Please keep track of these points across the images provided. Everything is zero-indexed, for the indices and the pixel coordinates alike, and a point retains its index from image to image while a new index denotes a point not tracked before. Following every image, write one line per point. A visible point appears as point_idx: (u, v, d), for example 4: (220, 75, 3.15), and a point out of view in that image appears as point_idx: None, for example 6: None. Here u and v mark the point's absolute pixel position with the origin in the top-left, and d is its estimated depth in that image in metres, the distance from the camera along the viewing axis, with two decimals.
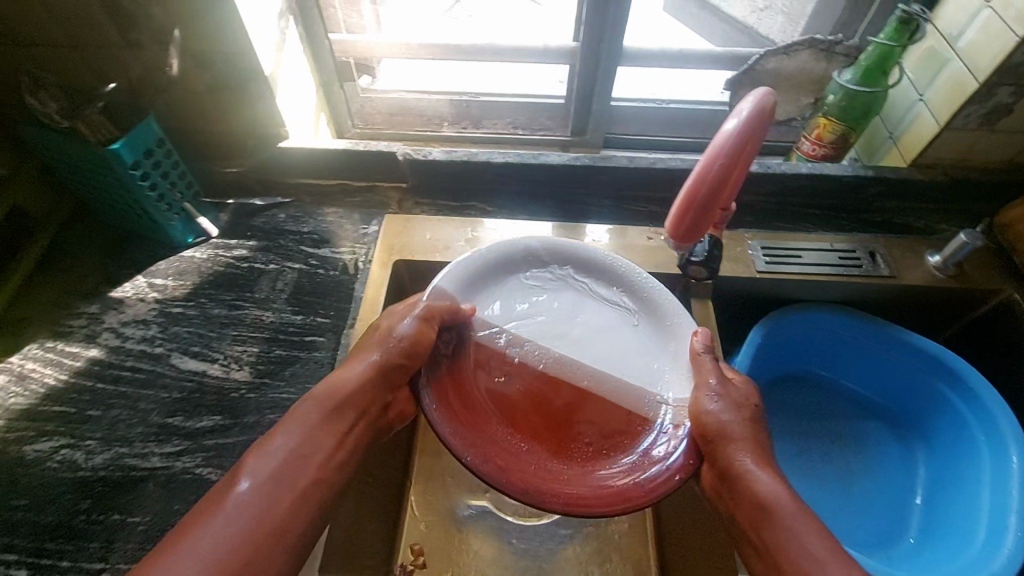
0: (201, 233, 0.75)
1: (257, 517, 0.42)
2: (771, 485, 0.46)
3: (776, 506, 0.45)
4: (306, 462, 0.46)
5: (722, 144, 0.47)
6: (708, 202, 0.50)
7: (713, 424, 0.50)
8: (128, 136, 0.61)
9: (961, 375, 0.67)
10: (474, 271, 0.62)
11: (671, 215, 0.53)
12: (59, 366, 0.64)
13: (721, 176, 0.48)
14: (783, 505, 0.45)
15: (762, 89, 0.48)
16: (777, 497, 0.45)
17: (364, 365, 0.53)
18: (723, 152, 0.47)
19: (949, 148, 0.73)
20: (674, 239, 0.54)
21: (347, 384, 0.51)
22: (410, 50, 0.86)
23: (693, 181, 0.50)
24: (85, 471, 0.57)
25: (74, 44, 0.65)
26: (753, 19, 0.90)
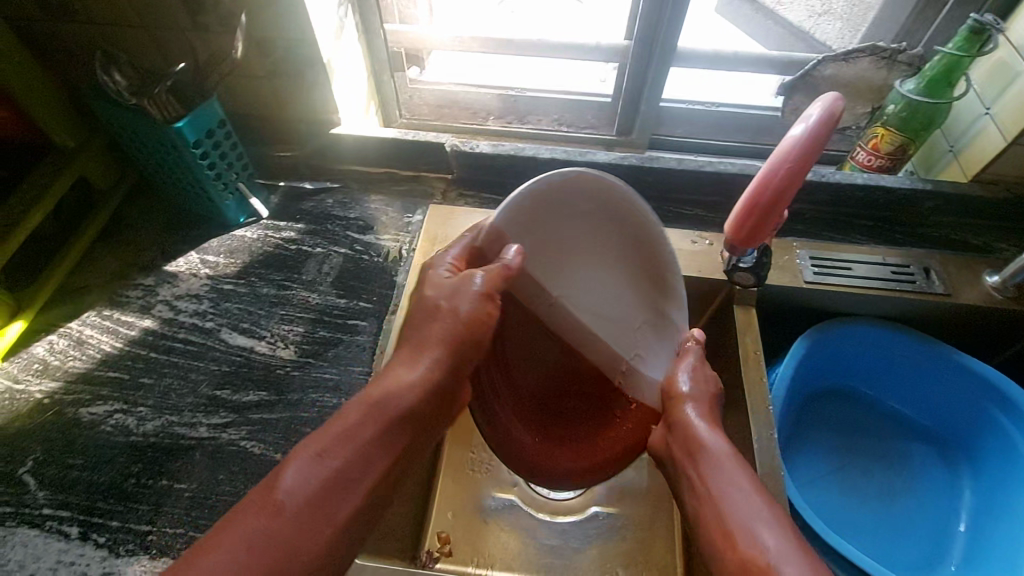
0: (253, 213, 0.77)
1: (284, 543, 0.38)
2: (716, 439, 0.51)
3: (714, 453, 0.50)
4: (351, 485, 0.41)
5: (788, 150, 0.47)
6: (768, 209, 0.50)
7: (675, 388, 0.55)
8: (192, 115, 0.63)
9: (1012, 398, 0.65)
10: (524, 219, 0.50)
11: (729, 222, 0.53)
12: (115, 334, 0.67)
13: (783, 185, 0.48)
14: (720, 454, 0.50)
15: (830, 94, 0.47)
16: (717, 447, 0.50)
17: (429, 365, 0.47)
18: (789, 159, 0.47)
19: (1016, 165, 0.70)
20: (734, 243, 0.54)
21: (406, 391, 0.46)
22: (462, 43, 0.86)
23: (756, 185, 0.50)
24: (137, 436, 0.59)
25: (145, 24, 0.68)
26: (810, 24, 0.91)
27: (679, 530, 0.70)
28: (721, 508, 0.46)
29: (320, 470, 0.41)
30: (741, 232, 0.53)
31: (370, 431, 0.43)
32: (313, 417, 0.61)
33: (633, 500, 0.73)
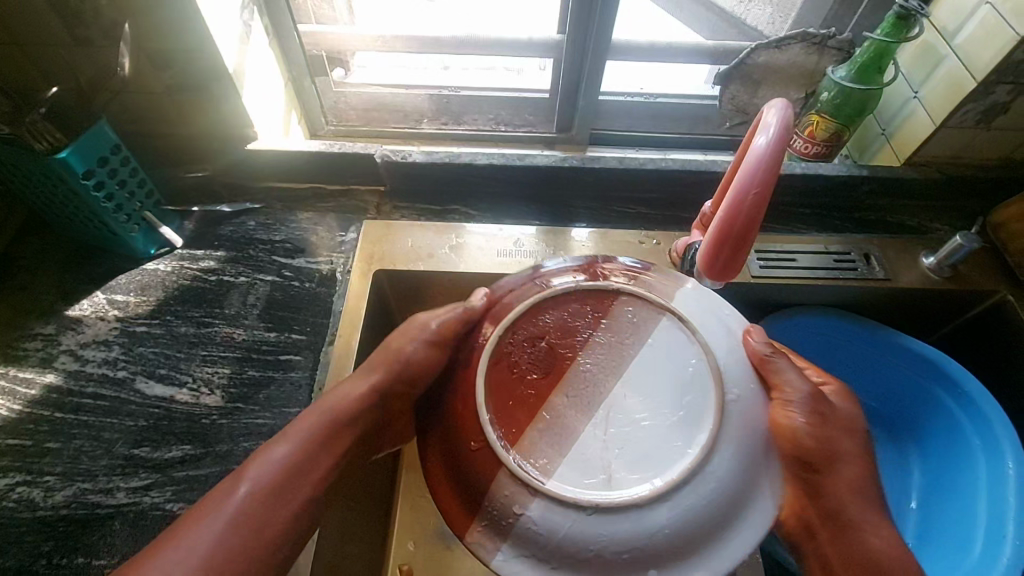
0: (165, 243, 0.70)
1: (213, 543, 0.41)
2: (880, 537, 0.43)
3: (887, 564, 0.42)
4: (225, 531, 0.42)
5: (752, 170, 0.44)
6: (744, 237, 0.46)
7: (820, 448, 0.43)
8: (78, 143, 0.56)
9: (957, 380, 0.67)
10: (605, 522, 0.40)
11: (701, 254, 0.49)
12: (12, 395, 0.59)
13: (757, 208, 0.44)
14: (893, 562, 0.42)
15: (778, 102, 0.46)
16: (886, 550, 0.43)
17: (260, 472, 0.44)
18: (757, 179, 0.44)
19: (944, 147, 0.71)
20: (710, 275, 0.50)
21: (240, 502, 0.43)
22: (385, 42, 0.81)
23: (724, 213, 0.46)
24: (45, 510, 0.53)
25: (15, 39, 0.60)
26: (740, 10, 0.86)
27: None
28: None
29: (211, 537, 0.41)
30: (718, 260, 0.49)
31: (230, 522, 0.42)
32: None
33: None
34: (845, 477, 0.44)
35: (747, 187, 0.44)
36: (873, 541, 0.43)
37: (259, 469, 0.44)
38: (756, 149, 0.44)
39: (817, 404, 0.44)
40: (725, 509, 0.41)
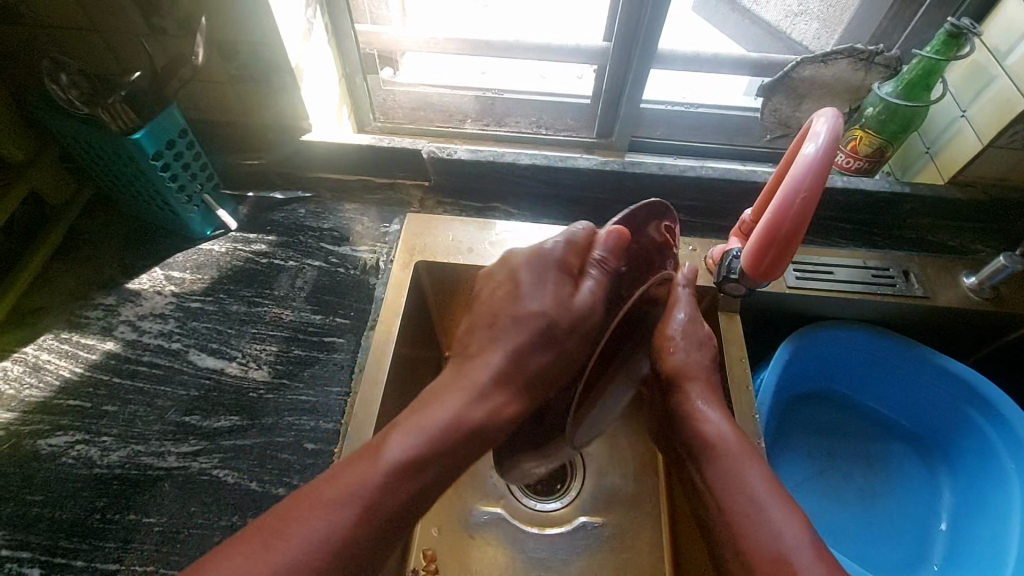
0: (220, 226, 0.74)
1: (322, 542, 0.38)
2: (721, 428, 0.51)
3: (720, 444, 0.50)
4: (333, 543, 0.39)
5: (802, 175, 0.45)
6: (790, 241, 0.47)
7: (674, 363, 0.54)
8: (150, 125, 0.60)
9: (992, 401, 0.66)
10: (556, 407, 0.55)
11: (746, 256, 0.50)
12: (75, 358, 0.63)
13: (805, 212, 0.45)
14: (727, 444, 0.50)
15: (829, 111, 0.47)
16: (721, 436, 0.50)
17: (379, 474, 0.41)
18: (806, 184, 0.45)
19: (990, 167, 0.71)
20: (751, 275, 0.51)
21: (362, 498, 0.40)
22: (437, 44, 0.83)
23: (772, 216, 0.47)
24: (101, 468, 0.56)
25: (98, 27, 0.64)
26: (786, 24, 0.86)
27: (665, 537, 0.71)
28: (726, 511, 0.47)
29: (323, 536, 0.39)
30: (762, 262, 0.50)
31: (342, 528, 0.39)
32: (289, 441, 0.58)
33: (620, 508, 0.73)
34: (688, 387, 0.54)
35: (795, 193, 0.45)
36: (708, 426, 0.51)
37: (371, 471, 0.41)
38: (805, 157, 0.45)
39: (690, 331, 0.56)
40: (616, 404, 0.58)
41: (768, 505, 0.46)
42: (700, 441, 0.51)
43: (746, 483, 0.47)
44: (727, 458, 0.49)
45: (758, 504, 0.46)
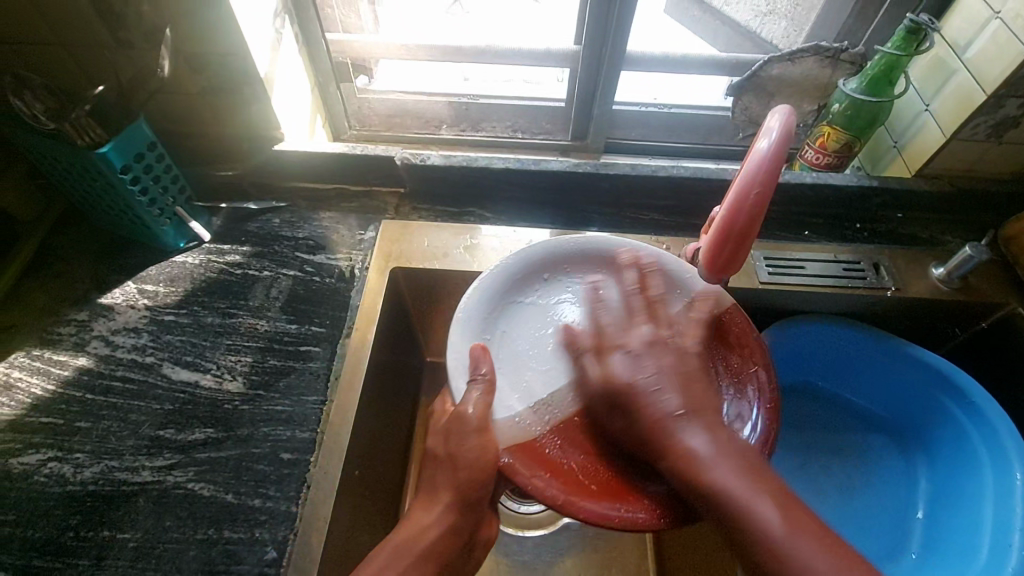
0: (194, 237, 0.74)
1: None
2: (697, 447, 0.43)
3: (704, 465, 0.42)
4: None
5: (752, 173, 0.46)
6: (741, 231, 0.48)
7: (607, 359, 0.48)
8: (117, 139, 0.60)
9: (964, 389, 0.67)
10: (492, 337, 0.56)
11: (704, 253, 0.51)
12: (47, 375, 0.62)
13: (757, 209, 0.46)
14: (710, 463, 0.43)
15: (784, 107, 0.47)
16: (707, 457, 0.43)
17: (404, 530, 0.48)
18: (756, 183, 0.45)
19: (954, 159, 0.72)
20: (707, 274, 0.52)
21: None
22: (408, 51, 0.84)
23: (724, 214, 0.48)
24: (74, 485, 0.56)
25: (63, 41, 0.64)
26: (756, 24, 0.88)
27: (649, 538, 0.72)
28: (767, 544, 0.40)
29: None
30: (717, 261, 0.51)
31: None
32: (264, 452, 0.58)
33: None
34: (620, 391, 0.47)
35: (752, 171, 0.46)
36: (693, 441, 0.44)
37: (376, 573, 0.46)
38: (757, 153, 0.46)
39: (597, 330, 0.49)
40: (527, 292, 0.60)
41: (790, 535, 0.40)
42: (687, 462, 0.43)
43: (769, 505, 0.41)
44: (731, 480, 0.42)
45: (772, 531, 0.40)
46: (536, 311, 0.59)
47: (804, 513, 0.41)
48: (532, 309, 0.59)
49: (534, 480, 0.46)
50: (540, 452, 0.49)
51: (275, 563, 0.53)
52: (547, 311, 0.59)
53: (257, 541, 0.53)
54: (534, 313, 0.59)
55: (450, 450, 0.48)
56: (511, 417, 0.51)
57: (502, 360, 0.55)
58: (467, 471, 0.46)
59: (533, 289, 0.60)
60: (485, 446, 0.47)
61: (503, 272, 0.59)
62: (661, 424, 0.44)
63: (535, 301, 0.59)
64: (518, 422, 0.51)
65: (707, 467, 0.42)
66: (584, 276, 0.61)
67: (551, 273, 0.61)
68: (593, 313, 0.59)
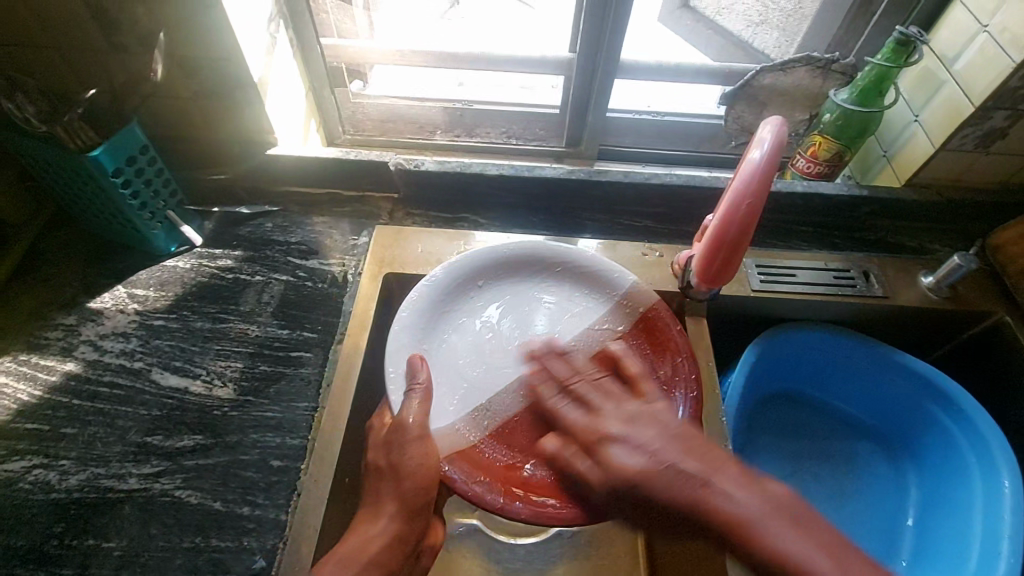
0: (184, 241, 0.73)
1: None
2: (738, 503, 0.42)
3: (744, 520, 0.41)
4: None
5: (746, 182, 0.46)
6: (733, 239, 0.48)
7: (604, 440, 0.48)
8: (109, 143, 0.59)
9: (953, 397, 0.68)
10: (430, 342, 0.59)
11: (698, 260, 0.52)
12: (33, 380, 0.61)
13: (751, 217, 0.47)
14: (750, 514, 0.41)
15: (774, 116, 0.48)
16: (746, 511, 0.41)
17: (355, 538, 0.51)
18: (749, 191, 0.46)
19: (943, 170, 0.73)
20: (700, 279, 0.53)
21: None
22: (404, 56, 0.84)
23: (718, 222, 0.48)
24: (59, 492, 0.55)
25: (54, 44, 0.63)
26: (748, 34, 0.89)
27: (640, 546, 0.72)
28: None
29: None
30: (711, 268, 0.52)
31: None
32: (254, 459, 0.57)
33: None
34: (646, 469, 0.44)
35: (747, 181, 0.46)
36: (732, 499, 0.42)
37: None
38: (749, 163, 0.46)
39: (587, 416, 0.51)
40: (461, 297, 0.63)
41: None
42: (732, 521, 0.41)
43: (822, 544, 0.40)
44: (782, 521, 0.41)
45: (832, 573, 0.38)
46: (470, 316, 0.62)
47: (832, 538, 0.41)
48: (470, 315, 0.62)
49: (475, 488, 0.50)
50: (478, 458, 0.53)
51: (263, 572, 0.52)
52: (483, 316, 0.62)
53: (245, 549, 0.53)
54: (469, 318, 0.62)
55: (392, 462, 0.52)
56: (449, 424, 0.54)
57: (441, 364, 0.58)
58: (411, 479, 0.50)
59: (468, 295, 0.63)
60: (427, 454, 0.51)
61: (440, 282, 0.62)
62: (697, 499, 0.42)
63: (471, 306, 0.63)
64: (458, 430, 0.54)
65: (756, 529, 0.40)
66: (518, 281, 0.65)
67: (483, 278, 0.64)
68: (528, 315, 0.62)
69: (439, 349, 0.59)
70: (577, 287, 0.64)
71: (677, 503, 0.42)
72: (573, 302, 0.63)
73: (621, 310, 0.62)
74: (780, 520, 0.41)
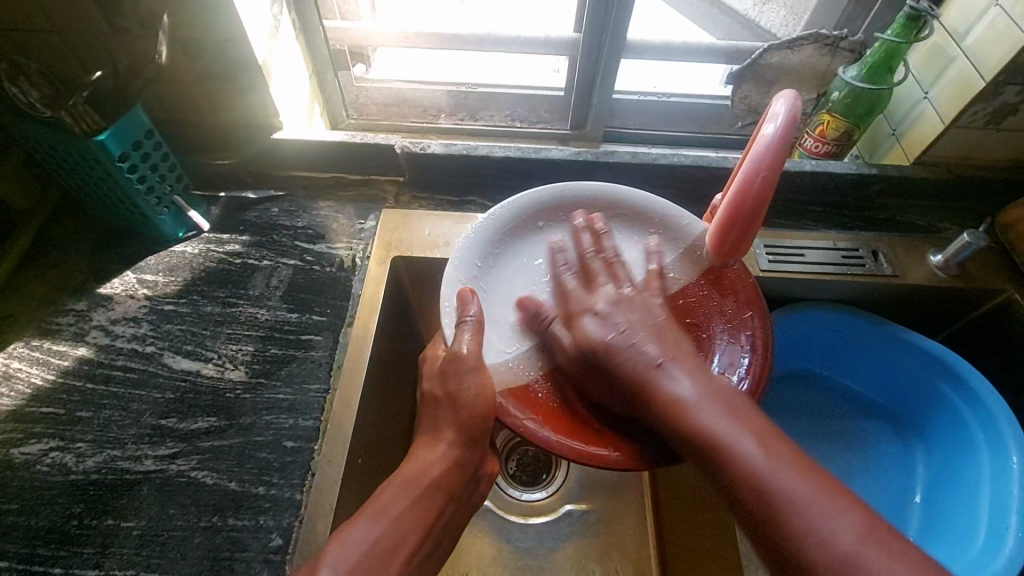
0: (192, 227, 0.73)
1: (381, 540, 0.45)
2: (686, 386, 0.45)
3: (687, 407, 0.44)
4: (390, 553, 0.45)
5: (760, 157, 0.46)
6: (748, 214, 0.48)
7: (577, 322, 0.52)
8: (115, 126, 0.59)
9: (961, 375, 0.68)
10: (485, 279, 0.57)
11: (712, 236, 0.52)
12: (46, 365, 0.62)
13: (765, 192, 0.46)
14: (692, 404, 0.44)
15: (788, 90, 0.47)
16: (688, 399, 0.45)
17: (423, 461, 0.50)
18: (764, 166, 0.46)
19: (953, 147, 0.73)
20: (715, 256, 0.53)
21: (393, 504, 0.48)
22: (408, 38, 0.83)
23: (733, 197, 0.48)
24: (77, 474, 0.56)
25: (55, 28, 0.63)
26: (755, 12, 0.87)
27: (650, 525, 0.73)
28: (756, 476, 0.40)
29: (379, 528, 0.46)
30: (726, 244, 0.51)
31: (409, 526, 0.47)
32: (268, 440, 0.58)
33: (604, 495, 0.75)
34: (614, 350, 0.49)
35: (761, 154, 0.45)
36: (676, 388, 0.45)
37: (386, 501, 0.48)
38: (763, 138, 0.46)
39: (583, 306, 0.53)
40: (521, 235, 0.60)
41: (774, 461, 0.41)
42: (674, 404, 0.45)
43: (762, 438, 0.42)
44: (722, 408, 0.44)
45: (761, 463, 0.41)
46: (530, 256, 0.59)
47: (781, 444, 0.42)
48: (531, 255, 0.59)
49: (526, 421, 0.48)
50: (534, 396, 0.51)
51: (281, 550, 0.53)
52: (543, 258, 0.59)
53: (262, 528, 0.53)
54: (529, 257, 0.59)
55: (449, 391, 0.51)
56: (503, 361, 0.52)
57: (496, 305, 0.56)
58: (468, 408, 0.49)
59: (529, 232, 0.60)
60: (484, 384, 0.50)
61: (500, 219, 0.59)
62: (646, 378, 0.47)
63: (532, 245, 0.60)
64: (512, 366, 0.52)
65: (695, 418, 0.44)
66: None
67: (546, 216, 0.61)
68: None
69: (494, 287, 0.57)
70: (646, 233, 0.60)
71: (630, 380, 0.47)
72: (640, 246, 0.59)
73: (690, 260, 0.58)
74: (811, 480, 0.40)
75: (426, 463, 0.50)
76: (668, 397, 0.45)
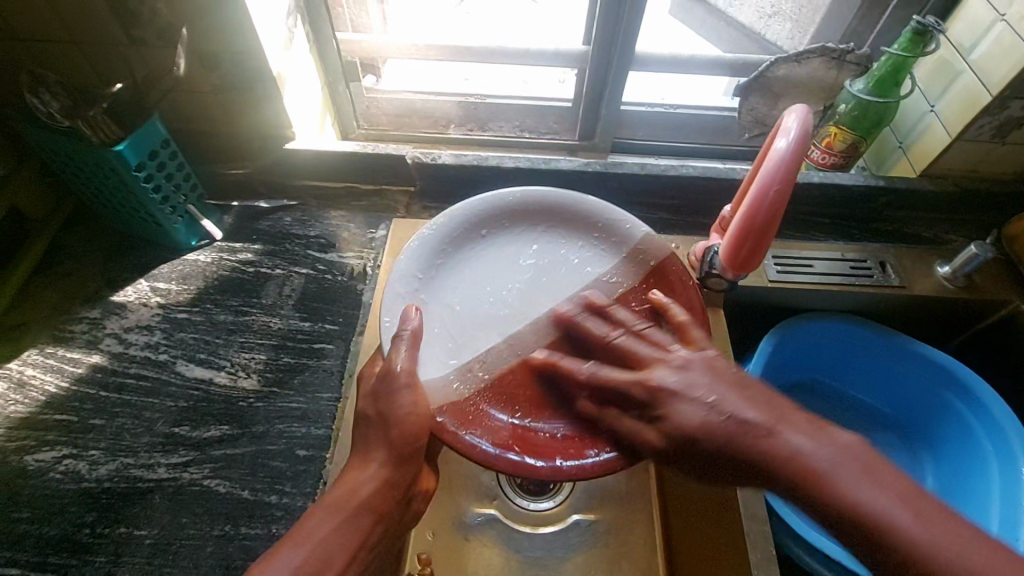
0: (205, 235, 0.74)
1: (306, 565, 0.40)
2: (806, 445, 0.39)
3: (812, 470, 0.38)
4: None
5: (772, 170, 0.46)
6: (760, 227, 0.49)
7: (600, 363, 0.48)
8: (132, 137, 0.60)
9: (971, 387, 0.68)
10: (429, 288, 0.56)
11: (724, 249, 0.52)
12: (60, 373, 0.62)
13: (777, 206, 0.47)
14: (814, 465, 0.39)
15: (799, 105, 0.48)
16: (812, 459, 0.39)
17: (355, 480, 0.46)
18: (776, 180, 0.46)
19: (959, 159, 0.73)
20: (728, 267, 0.53)
21: (319, 527, 0.43)
22: (419, 50, 0.84)
23: (745, 210, 0.49)
24: (90, 482, 0.56)
25: (75, 40, 0.64)
26: (761, 26, 0.88)
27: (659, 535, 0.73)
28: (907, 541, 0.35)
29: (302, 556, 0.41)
30: (738, 255, 0.52)
31: (335, 552, 0.42)
32: (280, 448, 0.58)
33: (613, 505, 0.75)
34: (698, 408, 0.42)
35: (773, 168, 0.46)
36: (792, 445, 0.39)
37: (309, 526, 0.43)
38: (775, 152, 0.46)
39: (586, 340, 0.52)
40: (465, 243, 0.59)
41: (918, 521, 0.36)
42: (789, 467, 0.39)
43: (899, 493, 0.37)
44: (847, 468, 0.38)
45: (909, 526, 0.36)
46: (474, 265, 0.58)
47: (920, 495, 0.37)
48: (475, 262, 0.59)
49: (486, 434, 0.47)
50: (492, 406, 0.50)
51: None
52: (487, 266, 0.58)
53: (274, 537, 0.53)
54: (471, 265, 0.58)
55: (380, 410, 0.48)
56: (445, 373, 0.51)
57: (440, 313, 0.55)
58: (398, 426, 0.46)
59: (473, 241, 0.60)
60: (417, 402, 0.47)
61: (445, 228, 0.59)
62: (761, 443, 0.40)
63: (477, 252, 0.59)
64: (450, 382, 0.51)
65: (820, 481, 0.38)
66: (529, 230, 0.61)
67: (489, 224, 0.60)
68: (534, 265, 0.59)
69: (438, 296, 0.56)
70: (591, 238, 0.60)
71: (732, 441, 0.41)
72: (583, 251, 0.60)
73: (636, 262, 0.58)
74: (971, 536, 0.36)
75: (358, 481, 0.46)
76: (790, 458, 0.39)
